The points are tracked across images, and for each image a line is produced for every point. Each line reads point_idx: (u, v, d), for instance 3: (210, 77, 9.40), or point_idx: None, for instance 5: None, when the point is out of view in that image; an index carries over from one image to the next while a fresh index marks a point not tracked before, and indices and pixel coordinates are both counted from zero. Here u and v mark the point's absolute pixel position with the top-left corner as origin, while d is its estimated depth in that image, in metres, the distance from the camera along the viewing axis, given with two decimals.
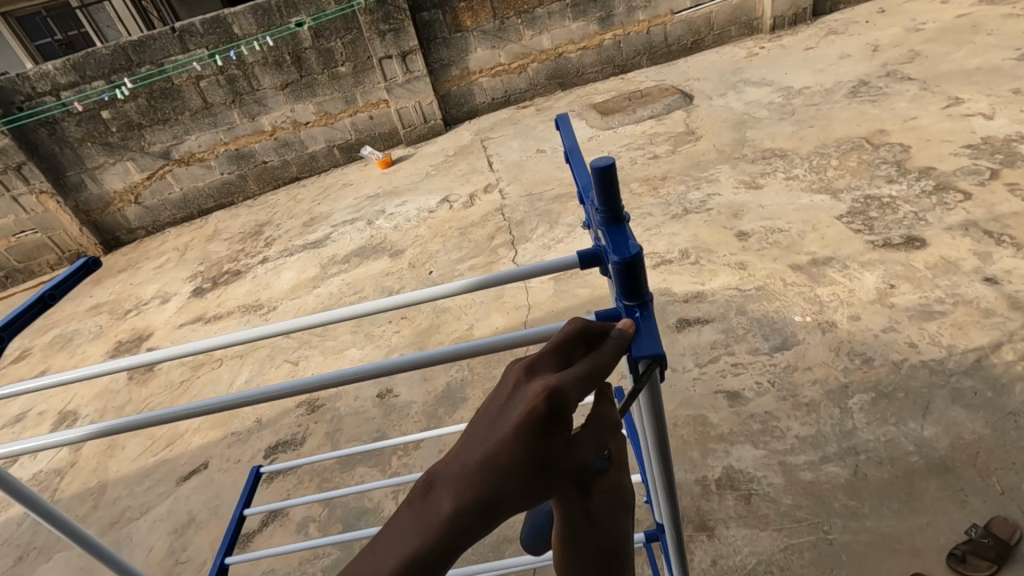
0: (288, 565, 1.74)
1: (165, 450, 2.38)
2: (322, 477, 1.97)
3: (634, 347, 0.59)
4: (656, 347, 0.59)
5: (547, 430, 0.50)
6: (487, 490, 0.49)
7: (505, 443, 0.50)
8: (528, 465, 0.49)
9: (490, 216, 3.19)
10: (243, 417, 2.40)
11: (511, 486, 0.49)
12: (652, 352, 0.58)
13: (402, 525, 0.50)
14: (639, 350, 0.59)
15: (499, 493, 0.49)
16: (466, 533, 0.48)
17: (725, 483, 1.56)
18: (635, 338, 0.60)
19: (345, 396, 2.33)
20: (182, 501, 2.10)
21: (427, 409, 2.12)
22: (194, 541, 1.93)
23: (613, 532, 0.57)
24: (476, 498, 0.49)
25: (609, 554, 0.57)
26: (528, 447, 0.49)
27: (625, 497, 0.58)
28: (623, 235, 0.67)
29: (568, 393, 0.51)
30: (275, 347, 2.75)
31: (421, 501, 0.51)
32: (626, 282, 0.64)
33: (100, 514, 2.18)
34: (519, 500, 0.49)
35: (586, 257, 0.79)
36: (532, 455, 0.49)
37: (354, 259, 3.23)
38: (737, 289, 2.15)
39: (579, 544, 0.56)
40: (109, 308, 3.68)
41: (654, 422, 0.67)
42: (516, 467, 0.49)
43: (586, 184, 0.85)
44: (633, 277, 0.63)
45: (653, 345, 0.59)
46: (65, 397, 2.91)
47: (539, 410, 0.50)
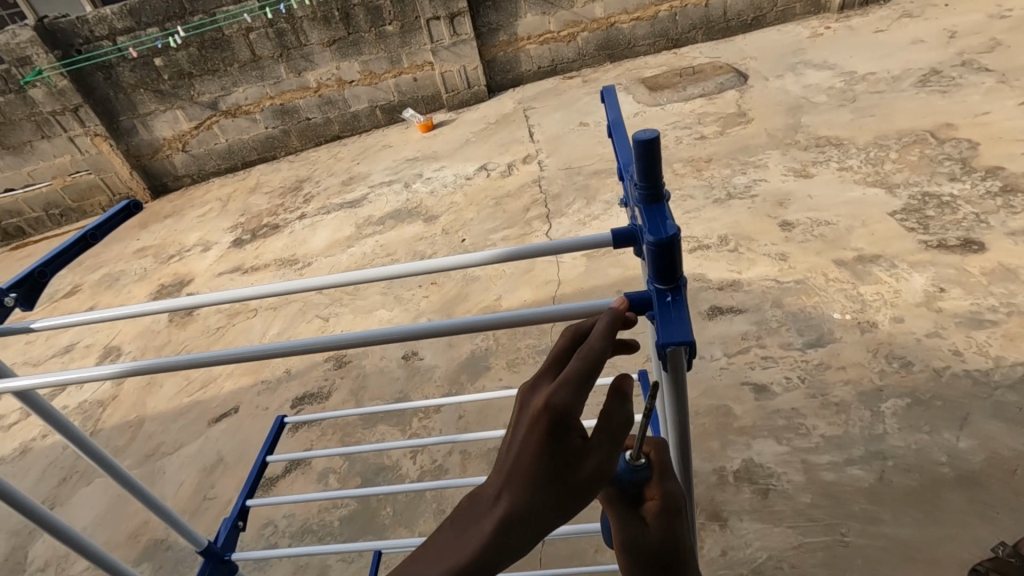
0: (307, 512, 1.82)
1: (199, 391, 2.48)
2: (344, 432, 2.04)
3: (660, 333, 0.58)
4: (684, 333, 0.57)
5: (557, 440, 0.50)
6: (519, 497, 0.49)
7: (522, 458, 0.50)
8: (553, 466, 0.49)
9: (527, 187, 3.16)
10: (274, 367, 2.48)
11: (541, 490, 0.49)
12: (679, 337, 0.57)
13: (439, 545, 0.50)
14: (664, 335, 0.57)
15: (533, 499, 0.49)
16: (504, 540, 0.48)
17: (742, 476, 1.54)
18: (662, 325, 0.58)
19: (371, 355, 2.39)
20: (213, 442, 2.20)
21: (450, 375, 2.17)
22: (221, 481, 2.03)
23: (659, 534, 0.57)
24: (503, 518, 0.49)
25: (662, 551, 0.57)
26: (547, 456, 0.50)
27: (673, 502, 0.59)
28: (660, 220, 0.63)
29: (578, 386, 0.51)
30: (308, 302, 2.81)
31: (458, 520, 0.51)
32: (660, 266, 0.60)
33: (136, 446, 2.30)
34: (548, 505, 0.49)
35: (619, 237, 0.77)
36: (556, 456, 0.50)
37: (390, 221, 3.25)
38: (775, 281, 2.08)
39: (633, 551, 0.57)
40: (155, 252, 3.82)
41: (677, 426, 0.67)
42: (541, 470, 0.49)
43: (627, 159, 0.81)
44: (667, 261, 0.60)
45: (683, 330, 0.57)
46: (111, 332, 3.06)
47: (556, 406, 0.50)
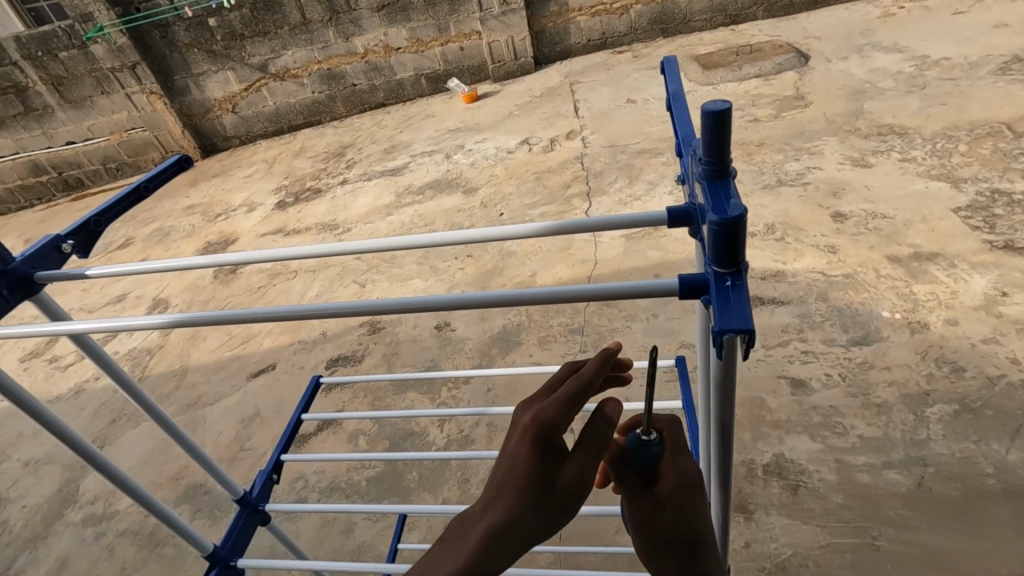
0: (337, 470, 1.88)
1: (239, 347, 2.57)
2: (375, 396, 2.09)
3: (717, 319, 0.52)
4: (745, 320, 0.51)
5: (545, 453, 0.51)
6: (507, 508, 0.50)
7: (508, 473, 0.51)
8: (537, 478, 0.50)
9: (569, 163, 3.11)
10: (311, 328, 2.54)
11: (528, 501, 0.50)
12: (739, 325, 0.51)
13: (432, 561, 0.50)
14: (721, 322, 0.51)
15: (518, 510, 0.50)
16: (494, 548, 0.49)
17: (772, 470, 1.51)
18: (719, 311, 0.53)
19: (405, 323, 2.42)
20: (251, 395, 2.28)
21: (482, 348, 2.19)
22: (257, 433, 2.11)
23: (677, 514, 0.56)
24: (493, 527, 0.49)
25: (679, 531, 0.56)
26: (530, 468, 0.51)
27: (688, 479, 0.58)
28: (725, 196, 0.57)
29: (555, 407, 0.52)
30: (346, 267, 2.86)
31: (450, 538, 0.51)
32: (722, 248, 0.53)
33: (180, 394, 2.41)
34: (534, 515, 0.50)
35: (675, 214, 0.70)
36: (539, 470, 0.51)
37: (429, 191, 3.26)
38: (822, 274, 2.00)
39: (649, 531, 0.56)
40: (203, 210, 3.94)
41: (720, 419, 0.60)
42: (527, 482, 0.50)
43: (687, 134, 0.76)
44: (731, 243, 0.53)
45: (743, 318, 0.52)
46: (160, 285, 3.18)
47: (538, 423, 0.51)
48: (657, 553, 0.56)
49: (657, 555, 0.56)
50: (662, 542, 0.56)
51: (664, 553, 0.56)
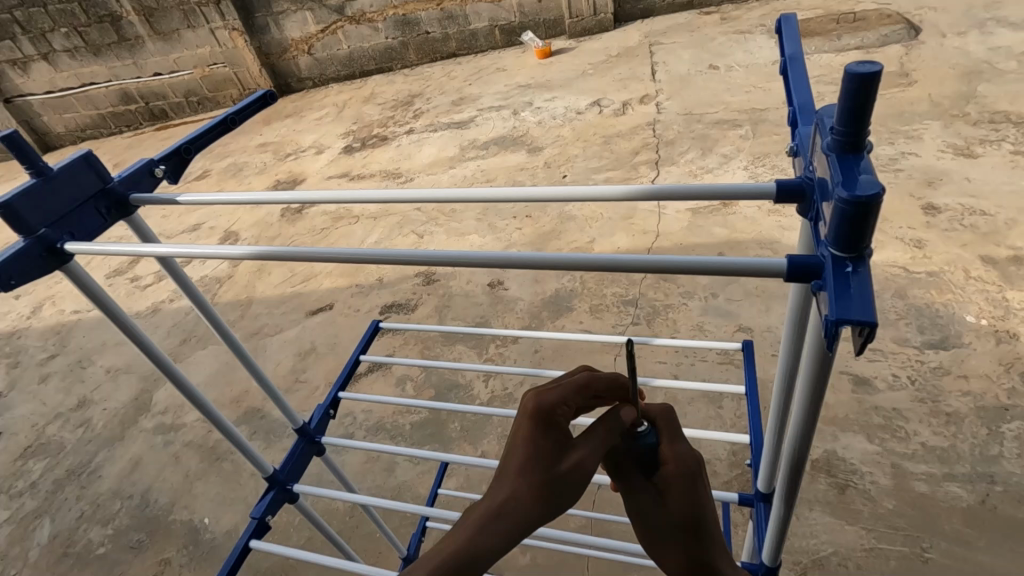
0: (383, 411, 1.95)
1: (301, 284, 2.68)
2: (425, 345, 2.14)
3: (833, 307, 0.42)
4: (867, 310, 0.41)
5: (543, 436, 0.53)
6: (506, 486, 0.50)
7: (508, 457, 0.52)
8: (537, 458, 0.52)
9: (640, 129, 2.99)
10: (368, 273, 2.61)
11: (528, 480, 0.51)
12: (859, 314, 0.41)
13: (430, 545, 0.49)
14: (837, 311, 0.42)
15: (518, 488, 0.50)
16: (494, 524, 0.48)
17: (822, 466, 1.46)
18: (836, 298, 0.43)
19: (459, 277, 2.45)
20: (309, 331, 2.39)
21: (533, 310, 2.19)
22: (313, 367, 2.22)
23: (681, 502, 0.53)
24: (491, 506, 0.49)
25: (685, 518, 0.53)
26: (529, 450, 0.52)
27: (693, 465, 0.55)
28: (857, 164, 0.44)
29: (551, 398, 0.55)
30: (406, 216, 2.90)
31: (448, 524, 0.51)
32: (846, 230, 0.43)
33: (244, 323, 2.55)
34: (536, 492, 0.50)
35: (786, 189, 0.57)
36: (539, 451, 0.52)
37: (493, 147, 3.22)
38: (903, 269, 1.86)
39: (652, 522, 0.53)
40: (274, 149, 4.06)
41: (802, 411, 0.54)
42: (526, 463, 0.51)
43: (805, 102, 0.65)
44: (860, 227, 0.42)
45: (865, 308, 0.41)
46: (232, 218, 3.33)
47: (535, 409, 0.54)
48: (663, 544, 0.53)
49: (664, 546, 0.53)
50: (667, 531, 0.53)
51: (672, 544, 0.52)
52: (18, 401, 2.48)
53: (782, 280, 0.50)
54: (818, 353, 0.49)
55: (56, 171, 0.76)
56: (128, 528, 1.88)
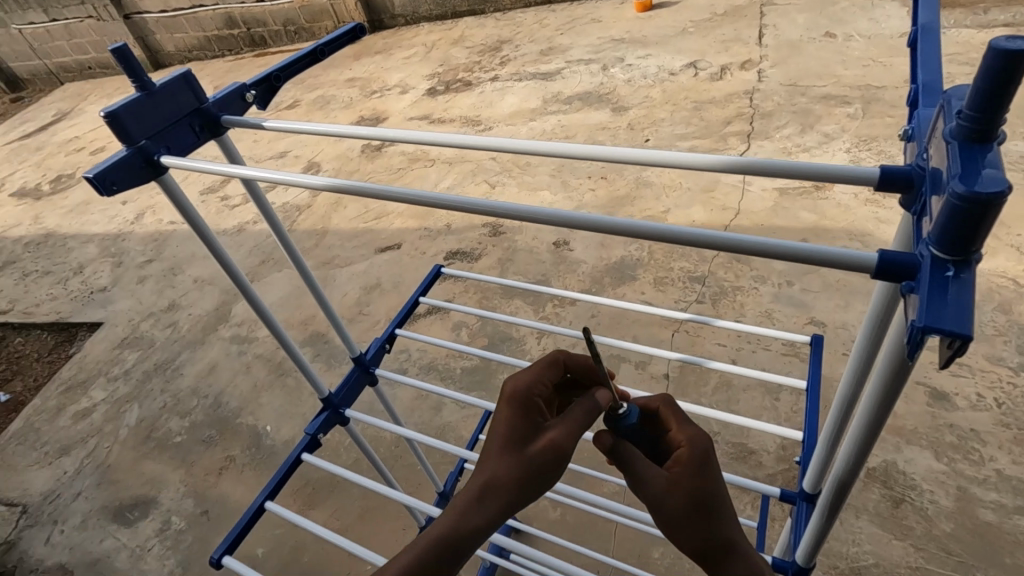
0: (437, 353, 2.02)
1: (373, 221, 2.76)
2: (484, 295, 2.17)
3: (923, 314, 0.38)
4: (964, 320, 0.37)
5: (521, 422, 0.60)
6: (491, 467, 0.58)
7: (492, 441, 0.60)
8: (515, 441, 0.59)
9: (736, 97, 2.80)
10: (437, 218, 2.65)
11: (511, 461, 0.58)
12: (954, 325, 0.37)
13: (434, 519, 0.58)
14: (928, 320, 0.38)
15: (501, 468, 0.58)
16: (484, 503, 0.56)
17: (877, 475, 1.38)
18: (929, 305, 0.39)
19: (525, 232, 2.44)
20: (376, 268, 2.48)
21: (595, 274, 2.16)
22: (376, 302, 2.32)
23: (692, 482, 0.57)
24: (480, 486, 0.57)
25: (700, 495, 0.57)
26: (509, 435, 0.60)
27: (700, 449, 0.59)
28: (984, 156, 0.39)
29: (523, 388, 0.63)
30: (480, 165, 2.89)
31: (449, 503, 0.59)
32: (954, 230, 0.39)
33: (317, 252, 2.67)
34: (516, 473, 0.57)
35: (889, 176, 0.51)
36: (517, 435, 0.60)
37: (577, 103, 3.12)
38: (1013, 281, 1.68)
39: (665, 508, 0.57)
40: (361, 85, 4.13)
41: (866, 414, 0.50)
42: (506, 445, 0.59)
43: (932, 80, 0.57)
44: (976, 227, 0.38)
45: (963, 319, 0.37)
46: (316, 149, 3.45)
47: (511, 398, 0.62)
48: (679, 524, 0.57)
49: (680, 526, 0.57)
50: (679, 511, 0.57)
51: (687, 522, 0.57)
52: (119, 297, 2.75)
53: (871, 277, 0.46)
54: (897, 357, 0.45)
55: (158, 88, 0.80)
56: (201, 423, 2.08)
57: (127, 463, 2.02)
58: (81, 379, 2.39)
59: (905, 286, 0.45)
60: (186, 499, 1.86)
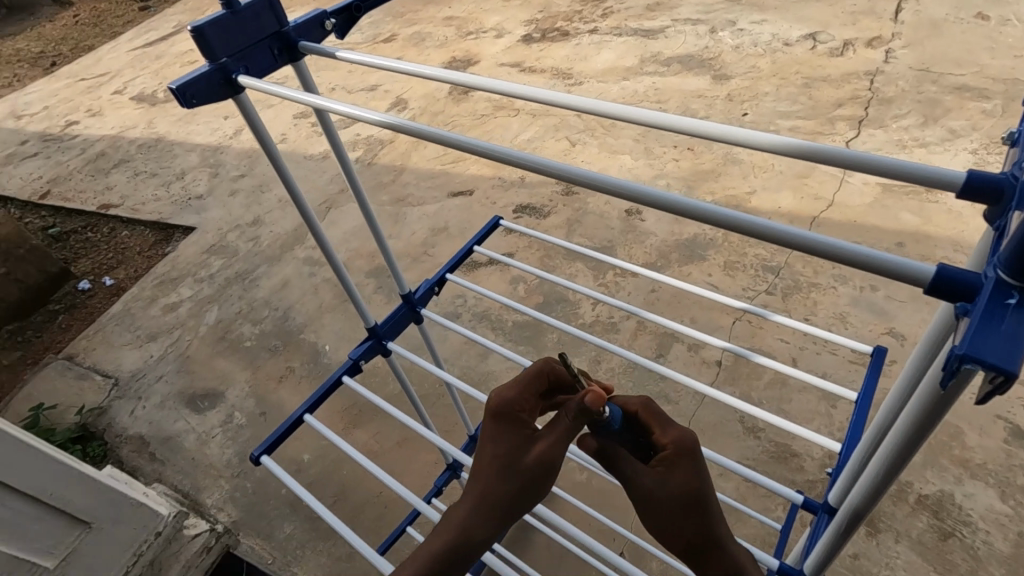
0: (492, 303, 2.05)
1: (450, 165, 2.79)
2: (546, 254, 2.16)
3: (966, 341, 0.36)
4: (1011, 355, 0.34)
5: (508, 439, 0.64)
6: (485, 483, 0.62)
7: (482, 456, 0.64)
8: (504, 457, 0.62)
9: (854, 77, 2.55)
10: (513, 169, 2.63)
11: (502, 476, 0.62)
12: (999, 359, 0.34)
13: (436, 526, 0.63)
14: (969, 348, 0.35)
15: (493, 485, 0.61)
16: (479, 517, 0.61)
17: (928, 504, 1.34)
18: (974, 331, 0.36)
19: (599, 196, 2.38)
20: (446, 211, 2.52)
21: (663, 249, 2.10)
22: (441, 245, 2.37)
23: (680, 478, 0.61)
24: (475, 501, 0.61)
25: (686, 491, 0.60)
26: (499, 450, 0.63)
27: (684, 447, 0.63)
28: None
29: (508, 403, 0.66)
30: (564, 121, 2.82)
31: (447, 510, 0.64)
32: None
33: (392, 188, 2.74)
34: (506, 488, 0.61)
35: None
36: (506, 451, 0.63)
37: (676, 66, 2.95)
38: None
39: (655, 502, 0.60)
40: (458, 24, 4.07)
41: (897, 436, 0.47)
42: (496, 461, 0.62)
43: None
44: None
45: (1011, 354, 0.34)
46: (405, 86, 3.48)
47: (498, 414, 0.65)
48: (669, 518, 0.60)
49: (670, 520, 0.60)
50: (667, 507, 0.60)
51: (676, 516, 0.60)
52: (212, 206, 2.96)
53: (923, 292, 0.44)
54: (931, 383, 0.42)
55: (243, 7, 0.82)
56: (269, 333, 2.25)
57: (203, 358, 2.22)
58: (173, 276, 2.62)
59: (960, 307, 0.42)
60: (249, 399, 2.04)
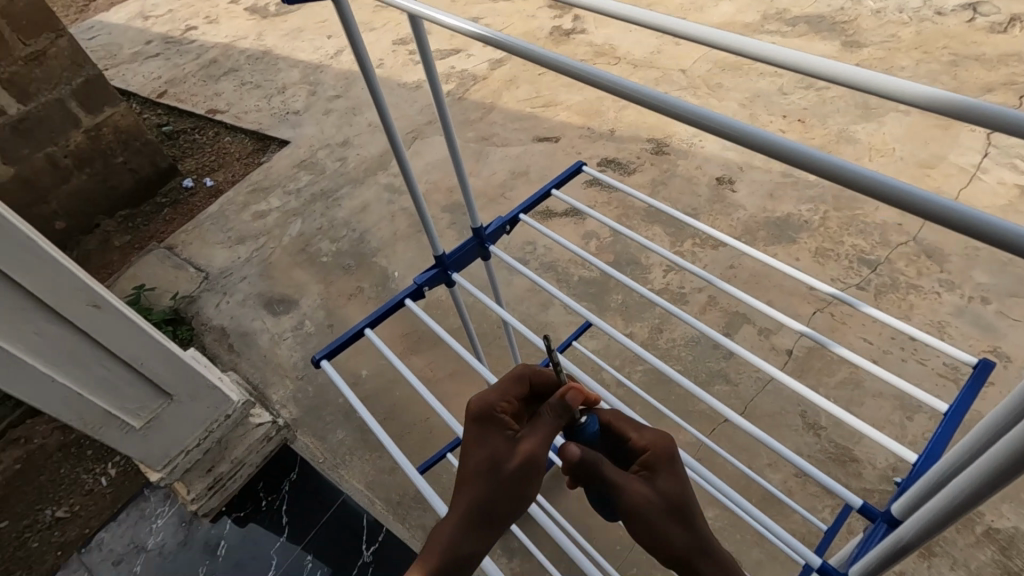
0: (562, 254, 2.03)
1: (540, 108, 2.71)
2: (625, 213, 2.09)
3: None
4: None
5: (487, 452, 0.70)
6: (470, 495, 0.69)
7: (466, 469, 0.70)
8: (484, 468, 0.69)
9: (1012, 60, 2.22)
10: (604, 120, 2.53)
11: (484, 487, 0.68)
12: None
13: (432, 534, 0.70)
14: None
15: (478, 495, 0.68)
16: (469, 525, 0.68)
17: (996, 538, 1.25)
18: None
19: (690, 159, 2.26)
20: (529, 156, 2.48)
21: (750, 225, 1.98)
22: (519, 189, 2.35)
23: (662, 485, 0.67)
24: (463, 513, 0.69)
25: (672, 497, 0.66)
26: (480, 463, 0.69)
27: (664, 452, 0.69)
28: None
29: (485, 415, 0.72)
30: (666, 75, 2.66)
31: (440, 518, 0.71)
32: None
33: (479, 125, 2.71)
34: (488, 497, 0.68)
35: None
36: (485, 463, 0.69)
37: (803, 26, 2.67)
38: None
39: (647, 513, 0.65)
40: None
41: (1008, 450, 0.40)
42: (477, 475, 0.69)
43: None
44: None
45: None
46: (506, 20, 3.37)
47: (477, 427, 0.71)
48: (660, 526, 0.65)
49: (659, 528, 0.65)
50: (655, 517, 0.65)
51: (664, 521, 0.65)
52: (306, 123, 3.06)
53: None
54: None
55: None
56: (345, 252, 2.34)
57: (283, 266, 2.36)
58: (264, 186, 2.77)
59: None
60: (319, 311, 2.15)
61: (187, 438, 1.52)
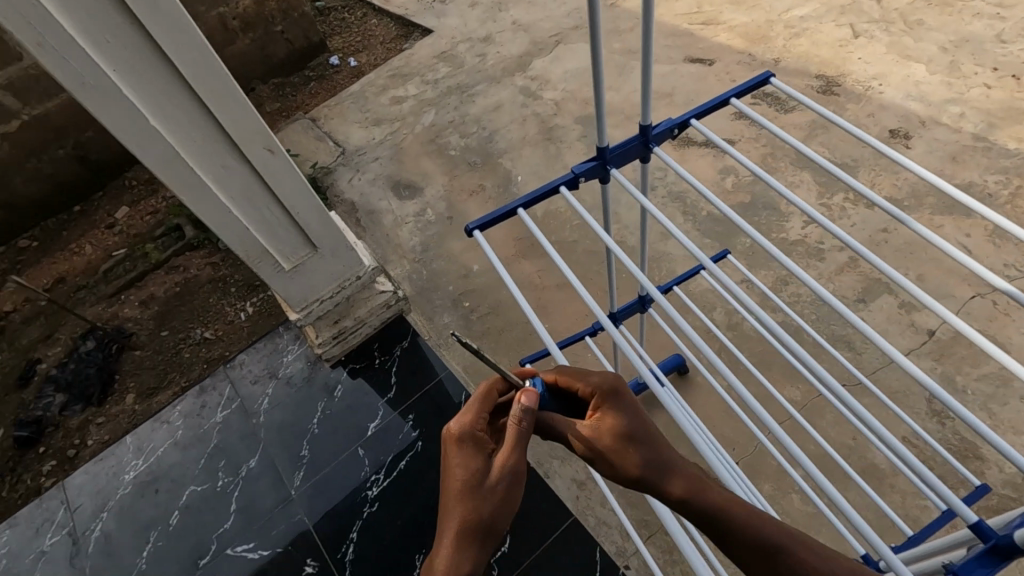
0: (694, 186, 1.93)
1: (699, 23, 2.47)
2: (773, 153, 1.93)
3: None
4: None
5: (463, 471, 0.61)
6: (456, 518, 0.59)
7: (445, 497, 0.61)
8: (463, 485, 0.60)
9: None
10: (770, 47, 2.28)
11: (471, 504, 0.59)
12: None
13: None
14: None
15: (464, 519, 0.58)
16: (463, 553, 0.57)
17: None
18: None
19: (863, 104, 2.00)
20: (677, 75, 2.30)
21: (917, 189, 1.77)
22: (659, 110, 2.21)
23: (620, 421, 0.58)
24: (452, 541, 0.58)
25: (633, 432, 0.57)
26: (460, 484, 0.60)
27: (613, 388, 0.61)
28: None
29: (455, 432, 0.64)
30: (854, 5, 2.33)
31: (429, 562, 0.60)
32: None
33: (628, 36, 2.54)
34: (475, 515, 0.59)
35: None
36: (462, 481, 0.60)
37: None
38: None
39: (620, 459, 0.56)
40: None
41: None
42: (458, 495, 0.60)
43: None
44: None
45: None
46: None
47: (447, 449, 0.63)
48: (638, 466, 0.55)
49: (640, 469, 0.55)
50: (630, 461, 0.55)
51: (638, 462, 0.55)
52: (451, 14, 3.02)
53: None
54: None
55: None
56: (472, 149, 2.37)
57: (413, 154, 2.43)
58: (404, 73, 2.81)
59: None
60: (441, 202, 2.23)
61: (323, 288, 1.68)
